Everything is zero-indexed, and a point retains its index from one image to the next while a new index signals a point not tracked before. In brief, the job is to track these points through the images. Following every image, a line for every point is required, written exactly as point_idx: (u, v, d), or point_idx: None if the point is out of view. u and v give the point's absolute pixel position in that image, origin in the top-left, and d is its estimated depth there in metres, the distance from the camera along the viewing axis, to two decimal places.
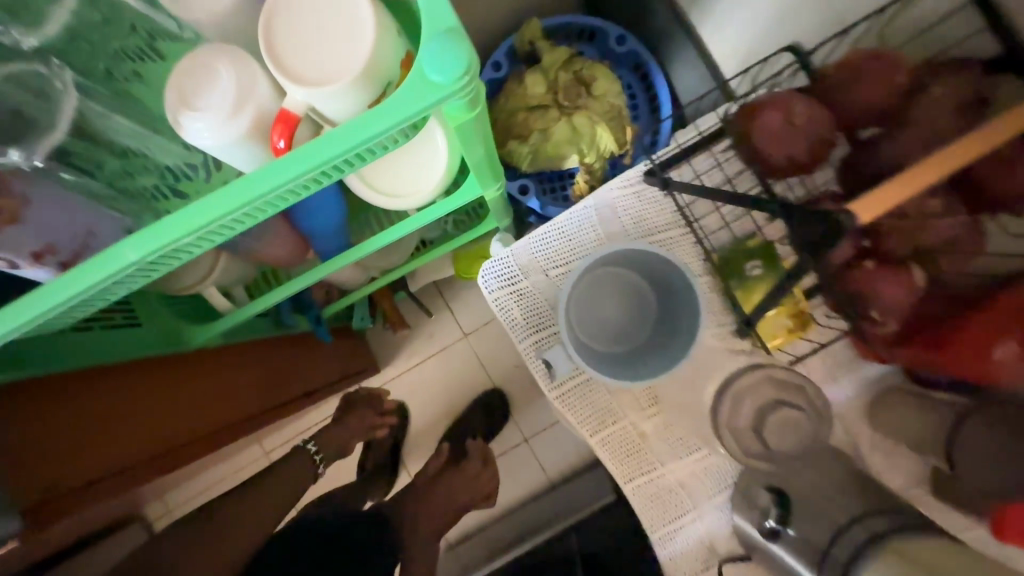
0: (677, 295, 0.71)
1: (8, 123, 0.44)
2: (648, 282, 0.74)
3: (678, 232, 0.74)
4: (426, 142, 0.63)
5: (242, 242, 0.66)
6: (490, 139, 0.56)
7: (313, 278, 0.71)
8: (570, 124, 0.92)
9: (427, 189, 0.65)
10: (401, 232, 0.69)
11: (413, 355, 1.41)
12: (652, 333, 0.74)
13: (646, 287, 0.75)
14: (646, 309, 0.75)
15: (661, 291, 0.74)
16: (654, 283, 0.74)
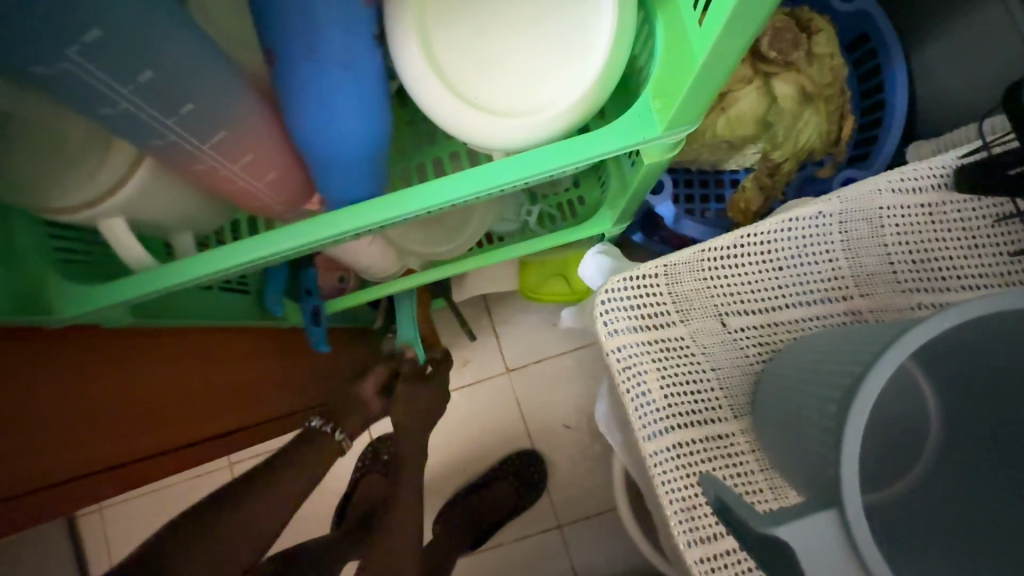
0: None
1: None
2: (965, 390, 0.33)
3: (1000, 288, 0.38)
4: (575, 21, 0.35)
5: (173, 152, 0.33)
6: (747, 43, 0.29)
7: (304, 239, 0.38)
8: (767, 88, 0.56)
9: (552, 112, 0.36)
10: (482, 183, 0.36)
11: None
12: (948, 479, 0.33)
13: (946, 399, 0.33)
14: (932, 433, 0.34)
15: (984, 414, 0.32)
16: (981, 394, 0.32)
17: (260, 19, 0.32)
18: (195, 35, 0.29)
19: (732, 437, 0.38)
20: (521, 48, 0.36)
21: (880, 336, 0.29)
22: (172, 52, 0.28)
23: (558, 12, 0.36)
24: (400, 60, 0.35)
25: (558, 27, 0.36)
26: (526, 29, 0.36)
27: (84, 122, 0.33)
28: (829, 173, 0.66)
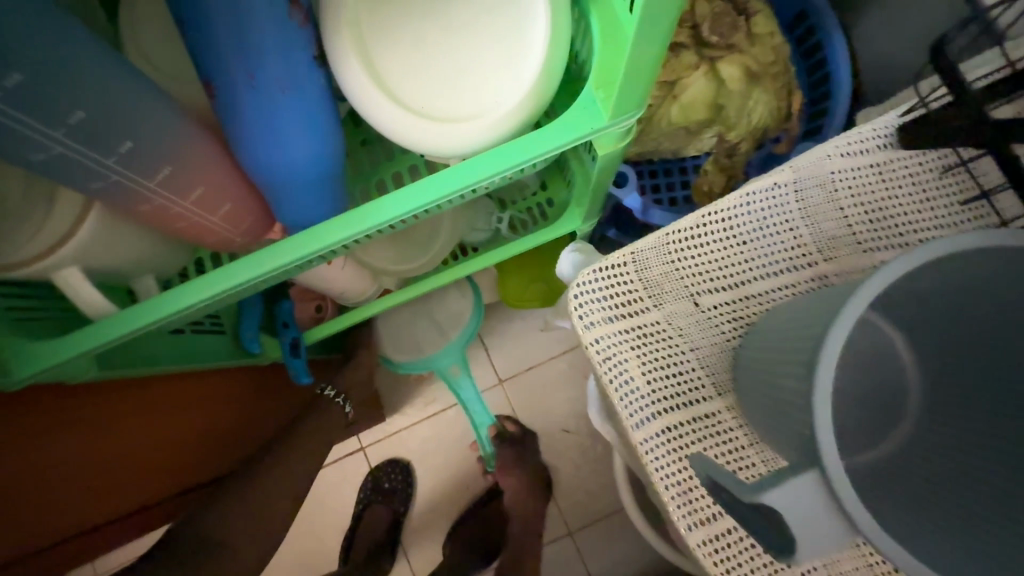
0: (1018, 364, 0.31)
1: None
2: (930, 336, 0.34)
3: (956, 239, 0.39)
4: (510, 26, 0.36)
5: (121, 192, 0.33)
6: (672, 24, 0.30)
7: (265, 266, 0.37)
8: (714, 71, 0.57)
9: (498, 115, 0.36)
10: (442, 193, 0.36)
11: (435, 402, 1.05)
12: (925, 430, 0.33)
13: (919, 348, 0.34)
14: (906, 384, 0.35)
15: (951, 358, 0.33)
16: (947, 341, 0.33)
17: (195, 53, 0.32)
18: (121, 71, 0.28)
19: (719, 416, 0.38)
20: (462, 57, 0.37)
21: (839, 295, 0.29)
22: (98, 89, 0.27)
23: (494, 18, 0.36)
24: (346, 83, 0.36)
25: (495, 33, 0.36)
26: (463, 42, 0.36)
27: (24, 172, 0.32)
28: (786, 149, 0.67)
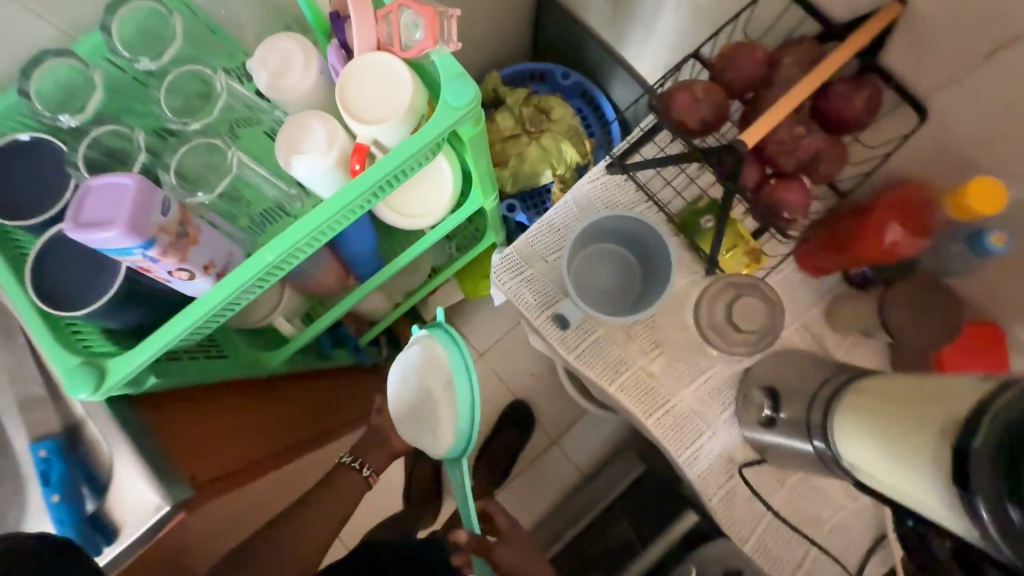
0: (642, 246, 0.89)
1: (199, 167, 0.52)
2: (620, 242, 0.90)
3: (645, 207, 0.91)
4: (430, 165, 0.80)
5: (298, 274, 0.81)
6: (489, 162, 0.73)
7: (357, 294, 0.85)
8: (539, 144, 1.12)
9: (437, 208, 0.82)
10: (425, 245, 0.86)
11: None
12: None
13: (620, 246, 0.91)
14: (619, 258, 0.92)
15: (628, 247, 0.90)
16: (625, 242, 0.90)
17: None
18: None
19: None
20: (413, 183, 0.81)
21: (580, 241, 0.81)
22: None
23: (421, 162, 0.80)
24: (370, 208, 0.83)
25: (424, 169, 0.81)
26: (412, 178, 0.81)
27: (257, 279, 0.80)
28: None
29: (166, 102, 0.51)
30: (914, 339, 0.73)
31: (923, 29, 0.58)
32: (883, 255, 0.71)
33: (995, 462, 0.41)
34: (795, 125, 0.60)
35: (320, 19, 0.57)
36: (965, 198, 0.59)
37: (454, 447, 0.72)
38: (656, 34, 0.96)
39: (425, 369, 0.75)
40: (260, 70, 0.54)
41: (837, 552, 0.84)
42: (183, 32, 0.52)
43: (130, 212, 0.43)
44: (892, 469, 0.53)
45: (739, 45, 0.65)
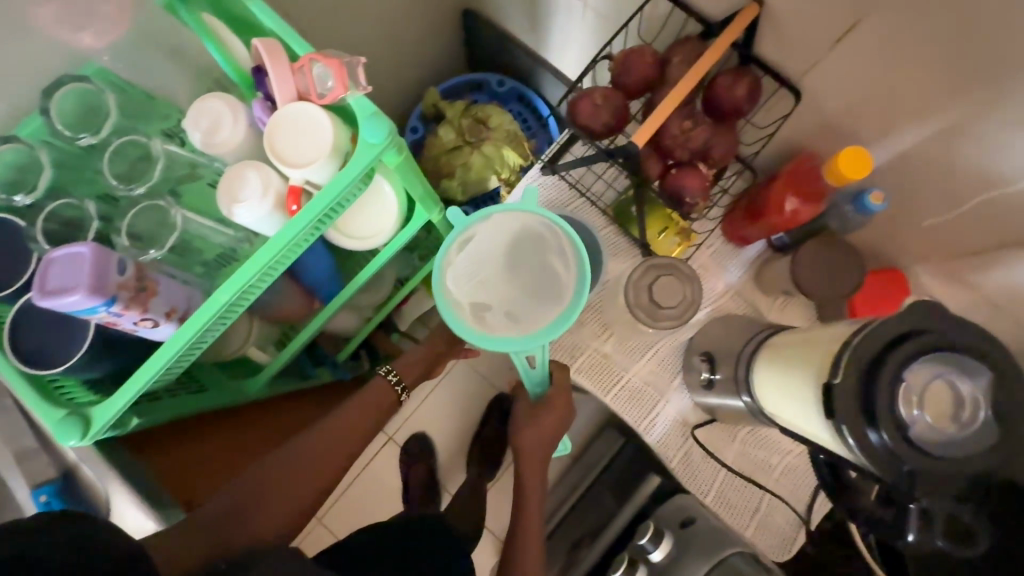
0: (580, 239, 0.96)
1: (150, 226, 0.58)
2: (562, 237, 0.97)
3: (581, 202, 0.97)
4: (374, 190, 0.87)
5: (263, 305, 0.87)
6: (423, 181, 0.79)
7: (324, 316, 0.91)
8: (481, 152, 1.18)
9: (385, 228, 0.88)
10: (380, 263, 0.92)
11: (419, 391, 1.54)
12: None
13: None
14: None
15: None
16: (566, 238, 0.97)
17: None
18: None
19: None
20: (359, 208, 0.87)
21: None
22: None
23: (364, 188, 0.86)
24: (324, 236, 0.89)
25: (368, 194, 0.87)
26: (359, 204, 0.87)
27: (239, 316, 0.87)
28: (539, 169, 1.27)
29: (110, 168, 0.56)
30: (827, 294, 0.81)
31: (782, 22, 0.65)
32: (788, 222, 0.80)
33: (854, 394, 0.49)
34: (683, 120, 0.68)
35: (243, 76, 0.63)
36: (835, 167, 0.67)
37: (526, 344, 0.67)
38: (572, 39, 1.02)
39: (535, 235, 0.73)
40: (193, 131, 0.60)
41: (789, 493, 0.92)
42: (117, 105, 0.57)
43: (90, 277, 0.49)
44: (802, 411, 0.60)
45: (630, 50, 0.72)
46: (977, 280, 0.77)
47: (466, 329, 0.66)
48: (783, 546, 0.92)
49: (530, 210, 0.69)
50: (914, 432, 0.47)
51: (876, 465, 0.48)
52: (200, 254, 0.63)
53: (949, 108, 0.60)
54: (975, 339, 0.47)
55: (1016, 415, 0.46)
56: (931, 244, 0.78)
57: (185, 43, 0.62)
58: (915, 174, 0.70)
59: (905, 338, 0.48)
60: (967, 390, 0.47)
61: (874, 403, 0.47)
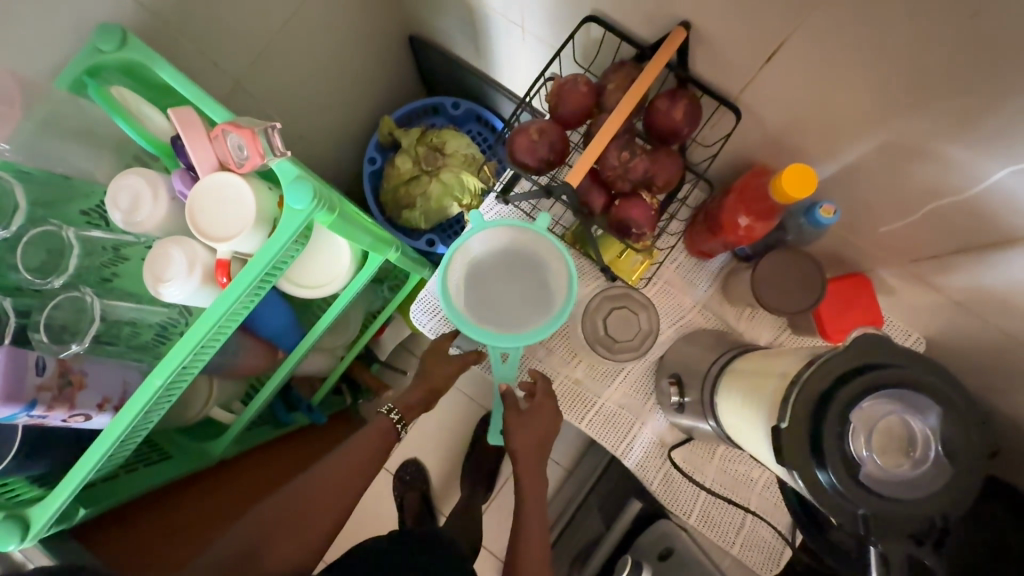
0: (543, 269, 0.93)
1: (72, 319, 0.55)
2: None
3: None
4: (323, 237, 0.85)
5: (220, 365, 0.85)
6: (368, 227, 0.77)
7: (286, 369, 0.89)
8: (440, 179, 1.16)
9: (338, 275, 0.86)
10: (338, 309, 0.90)
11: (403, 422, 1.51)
12: None
13: None
14: None
15: None
16: None
17: None
18: None
19: None
20: (310, 256, 0.85)
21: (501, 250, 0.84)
22: None
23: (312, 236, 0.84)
24: (277, 287, 0.87)
25: (317, 241, 0.85)
26: (309, 252, 0.85)
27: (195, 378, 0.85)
28: None
29: (24, 262, 0.53)
30: (790, 306, 0.79)
31: (710, 45, 0.63)
32: (744, 238, 0.79)
33: (803, 436, 0.47)
34: (620, 151, 0.66)
35: (161, 146, 0.63)
36: (779, 184, 0.65)
37: (507, 341, 0.77)
38: (518, 61, 1.00)
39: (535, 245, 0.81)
40: (113, 211, 0.58)
41: (772, 507, 0.90)
42: (27, 197, 0.54)
43: (3, 384, 0.47)
44: (761, 444, 0.59)
45: (564, 80, 0.70)
46: (941, 280, 0.75)
47: (457, 314, 0.78)
48: (771, 563, 0.89)
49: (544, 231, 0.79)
50: (864, 473, 0.45)
51: (827, 508, 0.46)
52: (134, 336, 0.61)
53: (886, 123, 0.58)
54: (924, 373, 0.46)
55: (968, 449, 0.45)
56: (892, 249, 0.76)
57: (95, 119, 0.60)
58: (866, 182, 0.68)
59: (856, 374, 0.46)
60: (920, 426, 0.45)
61: (824, 445, 0.46)
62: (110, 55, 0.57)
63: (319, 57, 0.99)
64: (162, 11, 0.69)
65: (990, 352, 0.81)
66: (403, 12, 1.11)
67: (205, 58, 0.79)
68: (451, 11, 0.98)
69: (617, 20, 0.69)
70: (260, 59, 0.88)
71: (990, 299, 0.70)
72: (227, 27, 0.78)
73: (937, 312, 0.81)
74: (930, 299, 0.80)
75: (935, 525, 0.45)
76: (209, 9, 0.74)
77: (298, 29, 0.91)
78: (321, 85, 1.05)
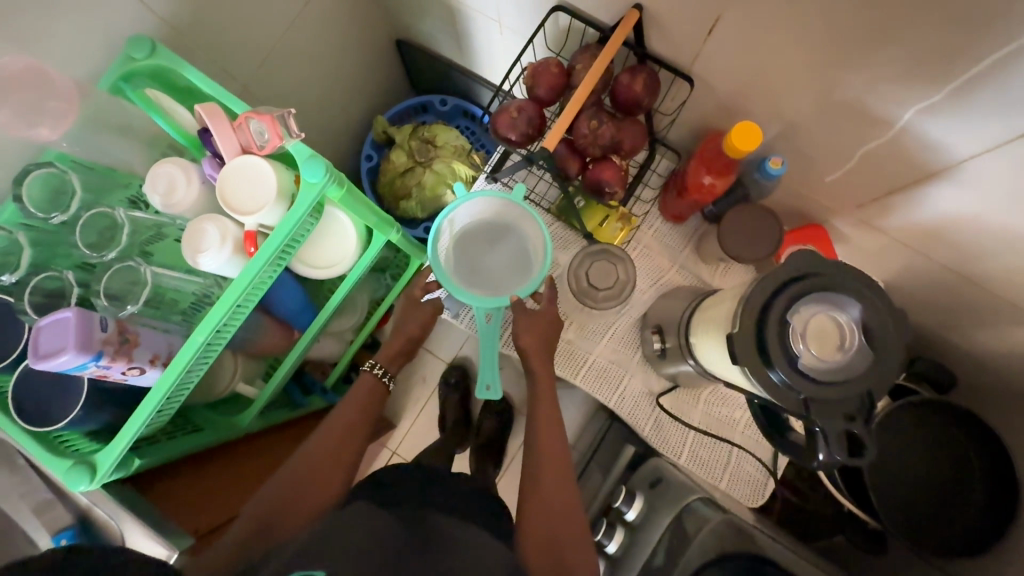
0: None
1: (129, 287, 0.64)
2: None
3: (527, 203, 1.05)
4: (331, 220, 0.94)
5: (244, 341, 0.93)
6: (372, 207, 0.87)
7: (302, 345, 0.97)
8: (433, 169, 1.25)
9: (346, 253, 0.95)
10: (347, 287, 0.99)
11: (412, 406, 1.56)
12: None
13: None
14: None
15: None
16: None
17: None
18: None
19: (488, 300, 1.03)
20: (320, 239, 0.94)
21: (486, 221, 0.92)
22: None
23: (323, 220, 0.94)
24: (292, 269, 0.96)
25: (326, 224, 0.94)
26: (320, 235, 0.94)
27: (228, 354, 0.94)
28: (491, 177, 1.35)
29: (82, 241, 0.63)
30: (755, 254, 0.89)
31: (661, 22, 0.72)
32: (708, 196, 0.88)
33: (752, 339, 0.56)
34: (590, 120, 0.76)
35: (189, 138, 0.73)
36: (730, 141, 0.75)
37: (490, 302, 0.85)
38: (496, 55, 1.10)
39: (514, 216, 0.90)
40: (152, 194, 0.67)
41: (754, 443, 0.99)
42: (80, 183, 0.64)
43: (76, 338, 0.56)
44: (726, 362, 0.68)
45: (537, 64, 0.79)
46: (885, 223, 0.84)
47: (444, 274, 0.88)
48: (756, 494, 0.98)
49: (523, 203, 0.87)
50: (802, 365, 0.54)
51: (779, 401, 0.55)
52: (175, 303, 0.70)
53: (813, 78, 0.67)
54: (846, 278, 0.55)
55: (885, 338, 0.54)
56: (838, 197, 0.85)
57: (132, 118, 0.69)
58: (809, 136, 0.77)
59: (792, 283, 0.56)
60: (846, 320, 0.54)
61: (768, 344, 0.55)
62: (142, 62, 0.67)
63: (315, 61, 1.08)
64: (179, 24, 0.78)
65: (938, 288, 0.89)
66: (389, 18, 1.20)
67: (215, 65, 0.88)
68: (434, 13, 1.08)
69: (580, 7, 0.79)
70: (263, 65, 0.97)
71: (930, 234, 0.79)
72: (234, 36, 0.88)
73: (887, 253, 0.90)
74: (877, 242, 0.89)
75: (864, 402, 0.54)
76: (219, 20, 0.83)
77: (295, 37, 1.00)
78: (319, 87, 1.14)
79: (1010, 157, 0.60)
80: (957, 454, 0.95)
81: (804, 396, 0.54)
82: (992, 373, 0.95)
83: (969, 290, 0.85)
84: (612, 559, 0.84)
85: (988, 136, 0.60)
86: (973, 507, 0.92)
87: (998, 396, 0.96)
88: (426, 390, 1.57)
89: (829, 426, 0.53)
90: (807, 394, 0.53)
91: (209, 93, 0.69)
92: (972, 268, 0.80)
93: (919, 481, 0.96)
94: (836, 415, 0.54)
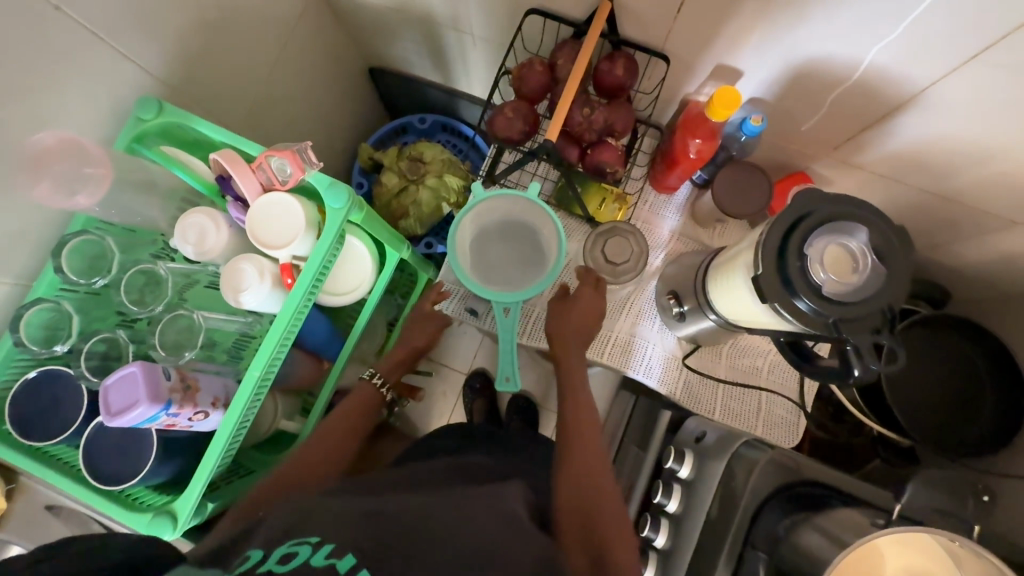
0: None
1: (182, 336, 0.67)
2: None
3: None
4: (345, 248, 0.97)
5: (281, 378, 0.95)
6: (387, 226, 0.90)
7: (334, 373, 0.98)
8: (426, 186, 1.27)
9: (366, 276, 0.98)
10: (370, 309, 1.01)
11: (439, 420, 1.57)
12: None
13: None
14: None
15: None
16: None
17: None
18: None
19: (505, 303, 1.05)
20: (338, 267, 0.97)
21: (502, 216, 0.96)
22: None
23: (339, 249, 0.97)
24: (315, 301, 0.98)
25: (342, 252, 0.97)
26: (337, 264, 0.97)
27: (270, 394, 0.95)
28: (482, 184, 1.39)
29: (128, 299, 0.66)
30: (751, 209, 0.94)
31: (632, 10, 0.78)
32: (697, 162, 0.93)
33: (776, 277, 0.61)
34: (582, 109, 0.81)
35: (209, 186, 0.77)
36: (712, 107, 0.81)
37: (506, 298, 0.89)
38: (472, 67, 1.15)
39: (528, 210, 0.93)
40: (184, 245, 0.69)
41: (779, 386, 1.05)
42: (117, 245, 0.67)
43: (146, 390, 0.57)
44: (749, 305, 0.73)
45: (521, 66, 0.84)
46: (861, 159, 0.90)
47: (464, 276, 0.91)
48: (790, 434, 1.03)
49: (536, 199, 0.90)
50: (825, 290, 0.59)
51: (810, 326, 0.60)
52: (222, 346, 0.72)
53: (777, 36, 0.73)
54: (849, 207, 0.60)
55: (893, 255, 0.59)
56: (816, 143, 0.92)
57: (153, 176, 0.72)
58: (782, 91, 0.84)
59: (802, 220, 0.61)
60: (856, 245, 0.60)
61: (792, 277, 0.60)
62: (152, 121, 0.69)
63: (298, 99, 1.12)
64: (177, 84, 0.81)
65: (919, 211, 0.96)
66: (361, 49, 1.25)
67: (212, 116, 0.91)
68: (406, 37, 1.12)
69: (553, 8, 0.84)
70: (253, 110, 1.00)
71: (906, 161, 0.85)
72: (226, 87, 0.91)
73: (868, 187, 0.96)
74: (858, 179, 0.96)
75: (886, 315, 0.59)
76: (211, 73, 0.86)
77: (277, 79, 1.03)
78: (305, 124, 1.17)
79: (963, 79, 0.67)
80: (964, 361, 1.01)
81: (834, 317, 0.58)
82: (979, 281, 1.02)
83: (947, 209, 0.92)
84: (674, 518, 0.85)
85: (940, 63, 0.67)
86: (988, 408, 0.98)
87: (990, 302, 1.04)
88: (450, 401, 1.58)
89: (858, 339, 0.58)
90: (835, 315, 0.58)
91: (223, 141, 0.72)
92: (946, 187, 0.87)
93: (936, 394, 1.02)
94: (864, 330, 0.59)
